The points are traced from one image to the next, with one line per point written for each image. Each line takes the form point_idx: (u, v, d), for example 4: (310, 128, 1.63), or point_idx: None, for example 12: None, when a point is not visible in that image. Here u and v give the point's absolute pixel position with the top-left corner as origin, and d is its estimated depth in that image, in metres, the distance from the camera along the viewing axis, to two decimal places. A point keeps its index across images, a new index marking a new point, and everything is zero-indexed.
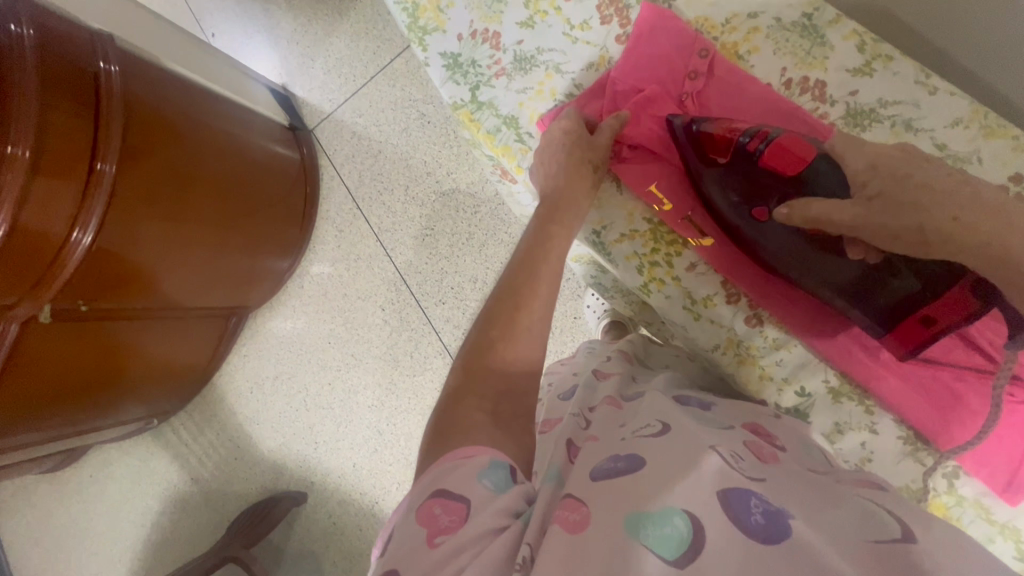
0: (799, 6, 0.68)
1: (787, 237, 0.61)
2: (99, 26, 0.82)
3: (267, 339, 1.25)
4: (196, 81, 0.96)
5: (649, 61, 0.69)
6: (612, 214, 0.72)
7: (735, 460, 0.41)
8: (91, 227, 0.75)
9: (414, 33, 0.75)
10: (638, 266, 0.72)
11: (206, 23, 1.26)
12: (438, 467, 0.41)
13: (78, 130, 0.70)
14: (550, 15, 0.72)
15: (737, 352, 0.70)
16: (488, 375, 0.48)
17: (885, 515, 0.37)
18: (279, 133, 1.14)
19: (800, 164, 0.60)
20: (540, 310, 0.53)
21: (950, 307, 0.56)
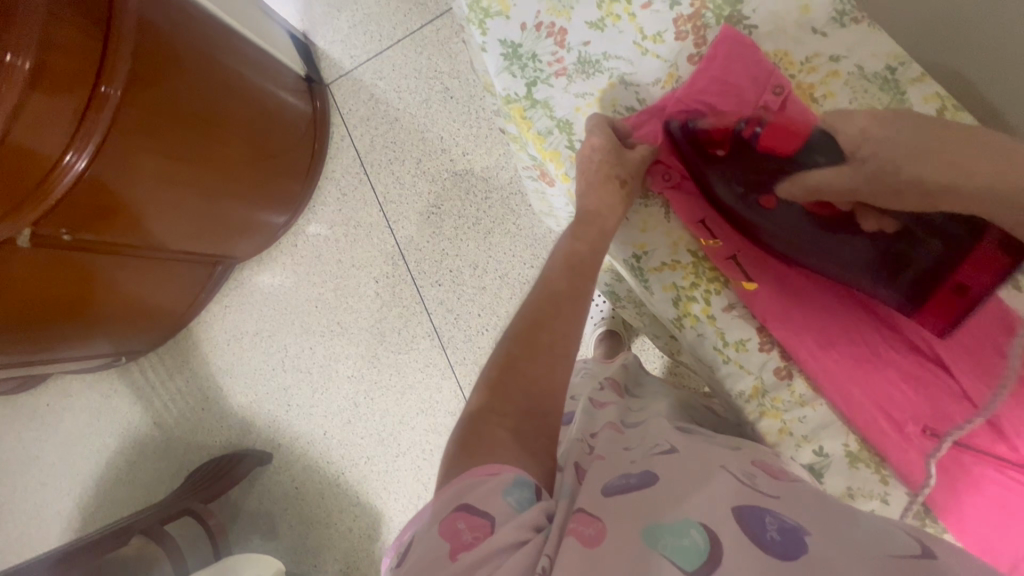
0: (883, 57, 0.65)
1: (805, 221, 0.62)
2: None
3: (251, 293, 1.21)
4: (215, 13, 0.91)
5: (719, 87, 0.66)
6: (654, 240, 0.71)
7: (750, 478, 0.43)
8: (86, 153, 0.70)
9: (475, 13, 0.69)
10: (674, 298, 0.70)
11: None
12: (461, 482, 0.40)
13: (86, 49, 0.66)
14: (623, 20, 0.69)
15: (761, 402, 0.69)
16: (508, 393, 0.48)
17: (899, 533, 0.37)
18: (293, 82, 1.09)
19: (795, 141, 0.62)
20: (562, 344, 0.53)
21: (981, 266, 0.56)
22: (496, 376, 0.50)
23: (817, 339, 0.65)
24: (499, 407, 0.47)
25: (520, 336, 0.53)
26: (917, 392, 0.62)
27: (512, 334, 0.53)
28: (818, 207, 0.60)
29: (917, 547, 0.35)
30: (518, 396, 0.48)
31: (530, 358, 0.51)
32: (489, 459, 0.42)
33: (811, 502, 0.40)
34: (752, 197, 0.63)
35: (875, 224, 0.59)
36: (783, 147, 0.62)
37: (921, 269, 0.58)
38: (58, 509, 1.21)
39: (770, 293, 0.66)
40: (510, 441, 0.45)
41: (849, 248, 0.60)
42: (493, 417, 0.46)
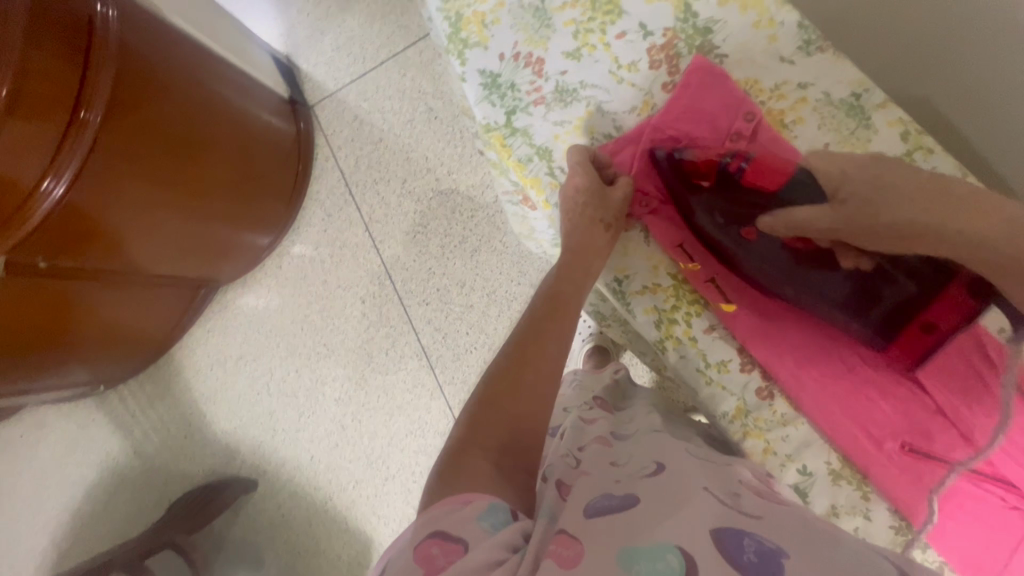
0: (848, 85, 0.67)
1: (781, 254, 0.62)
2: None
3: (234, 316, 1.20)
4: (197, 39, 0.91)
5: (693, 115, 0.68)
6: (636, 263, 0.72)
7: (733, 497, 0.43)
8: (65, 178, 0.69)
9: (453, 44, 0.72)
10: (656, 321, 0.70)
11: None
12: (436, 508, 0.41)
13: (64, 77, 0.65)
14: (598, 50, 0.71)
15: (744, 422, 0.68)
16: (491, 425, 0.50)
17: (876, 555, 0.37)
18: (276, 105, 1.09)
19: (777, 181, 0.63)
20: (544, 385, 0.55)
21: (952, 308, 0.57)
22: (478, 414, 0.51)
23: (798, 358, 0.66)
24: (478, 442, 0.48)
25: (504, 375, 0.54)
26: (892, 406, 0.64)
27: (493, 372, 0.55)
28: (799, 241, 0.61)
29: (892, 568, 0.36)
30: (496, 431, 0.49)
31: (513, 397, 0.52)
32: (465, 489, 0.42)
33: (794, 521, 0.40)
34: (732, 227, 0.64)
35: (851, 262, 0.60)
36: (766, 185, 0.63)
37: (890, 305, 0.59)
38: (31, 546, 1.17)
39: (751, 313, 0.67)
40: (492, 475, 0.45)
41: (825, 283, 0.61)
42: (474, 449, 0.47)
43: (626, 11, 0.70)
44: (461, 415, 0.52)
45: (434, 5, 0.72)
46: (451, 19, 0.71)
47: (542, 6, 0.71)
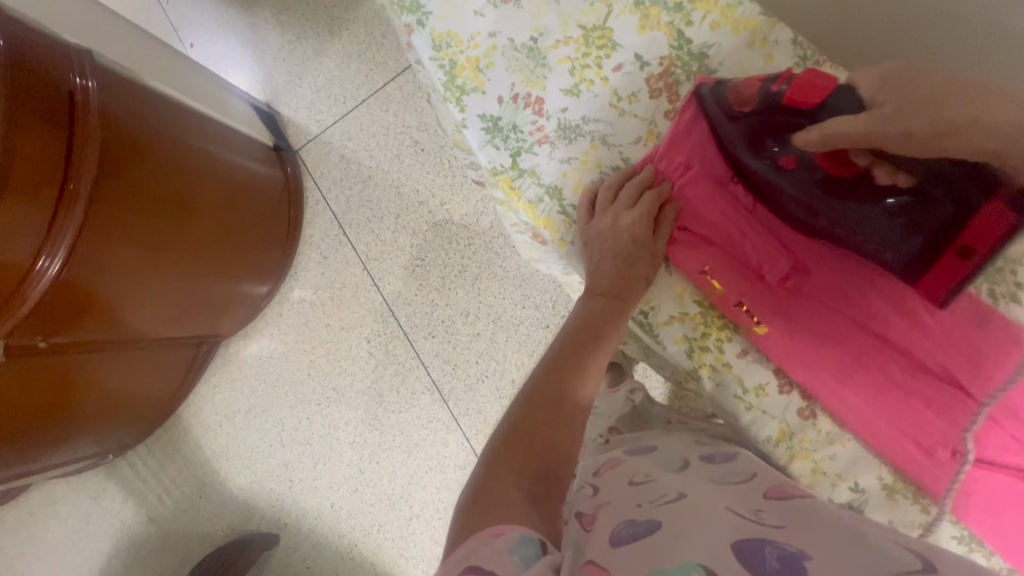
0: None
1: (813, 184, 0.59)
2: (74, 39, 0.77)
3: (240, 368, 1.18)
4: (176, 98, 0.91)
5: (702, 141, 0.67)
6: (660, 295, 0.72)
7: (756, 514, 0.42)
8: (60, 255, 0.68)
9: (450, 92, 0.72)
10: (688, 350, 0.70)
11: (183, 32, 1.19)
12: (467, 546, 0.39)
13: (51, 153, 0.65)
14: (596, 84, 0.71)
15: (790, 444, 0.68)
16: (530, 452, 0.49)
17: (903, 554, 0.37)
18: (261, 153, 1.09)
19: (821, 95, 0.58)
20: (578, 415, 0.55)
21: (985, 229, 0.52)
22: (516, 434, 0.50)
23: (837, 374, 0.64)
24: (513, 465, 0.47)
25: (543, 398, 0.54)
26: (938, 415, 0.61)
27: (528, 394, 0.54)
28: (830, 162, 0.57)
29: (919, 564, 0.35)
30: (532, 453, 0.49)
31: (550, 418, 0.52)
32: (497, 520, 0.41)
33: (819, 528, 0.39)
34: (773, 154, 0.61)
35: (888, 180, 0.56)
36: (807, 101, 0.58)
37: (933, 222, 0.54)
38: None
39: (785, 333, 0.66)
40: (530, 505, 0.44)
41: (868, 210, 0.57)
42: (504, 474, 0.46)
43: (620, 45, 0.70)
44: (497, 434, 0.51)
45: (427, 53, 0.72)
46: (445, 67, 0.72)
47: (536, 46, 0.71)
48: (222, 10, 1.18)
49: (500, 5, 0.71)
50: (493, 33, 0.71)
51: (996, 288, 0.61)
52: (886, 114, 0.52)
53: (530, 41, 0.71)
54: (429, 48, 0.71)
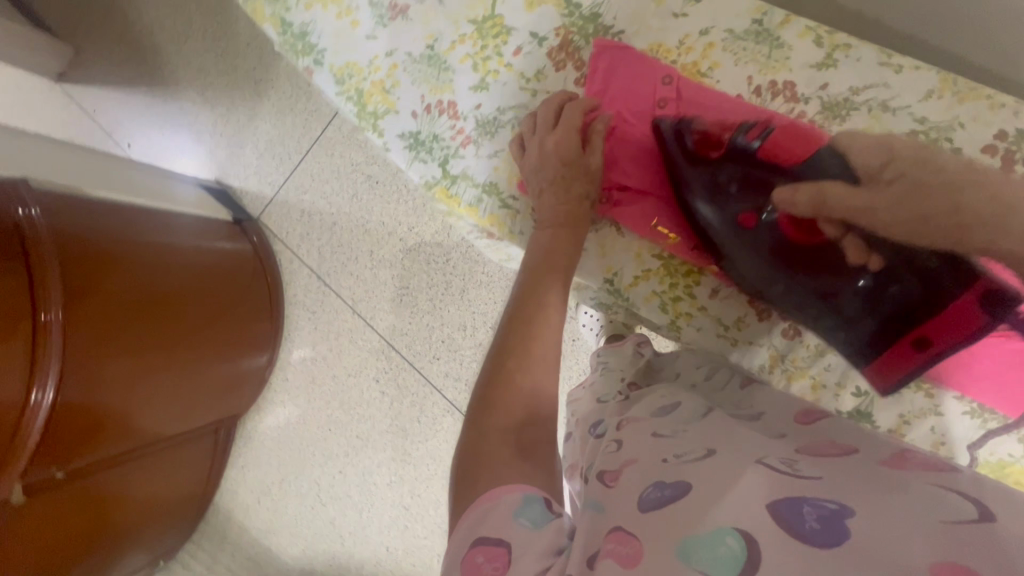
0: (747, 14, 0.66)
1: (774, 240, 0.63)
2: (8, 172, 0.78)
3: (263, 441, 1.18)
4: (129, 202, 0.92)
5: (617, 102, 0.68)
6: (620, 259, 0.73)
7: (789, 465, 0.40)
8: (50, 384, 0.68)
9: (364, 119, 0.74)
10: (661, 305, 0.73)
11: (120, 135, 1.26)
12: (473, 514, 0.42)
13: (14, 289, 0.66)
14: (501, 73, 0.71)
15: (783, 368, 0.71)
16: (488, 433, 0.47)
17: (956, 498, 0.34)
18: (224, 230, 1.09)
19: (798, 155, 0.62)
20: (534, 380, 0.52)
21: (951, 328, 0.56)
22: (490, 389, 0.51)
23: None
24: (495, 419, 0.48)
25: (513, 341, 0.54)
26: None
27: (497, 342, 0.55)
28: (792, 225, 0.61)
29: (975, 509, 0.33)
30: (508, 403, 0.49)
31: (522, 361, 0.53)
32: (496, 486, 0.43)
33: (853, 479, 0.38)
34: (739, 204, 0.64)
35: (860, 257, 0.58)
36: (782, 160, 0.62)
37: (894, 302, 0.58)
38: None
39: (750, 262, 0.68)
40: (519, 459, 0.46)
41: (823, 279, 0.62)
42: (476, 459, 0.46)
43: (514, 27, 0.70)
44: (474, 395, 0.52)
45: (332, 90, 0.73)
46: (353, 98, 0.73)
47: (435, 52, 0.71)
48: (151, 104, 1.24)
49: (389, 23, 0.71)
50: (390, 52, 0.72)
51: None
52: (897, 198, 0.52)
53: (428, 48, 0.71)
54: (332, 84, 0.73)
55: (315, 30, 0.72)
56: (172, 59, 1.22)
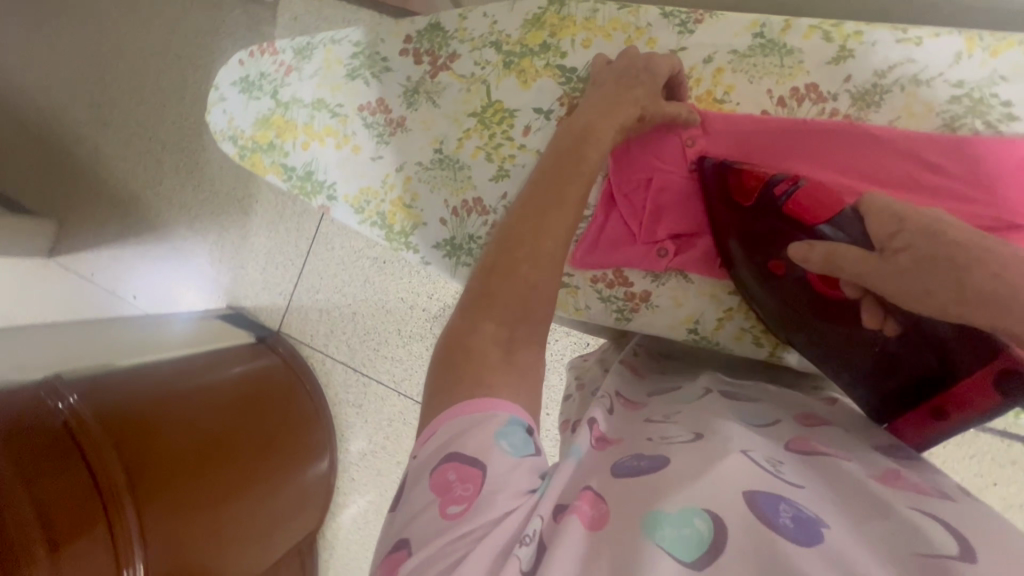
0: (745, 31, 0.63)
1: (801, 293, 0.57)
2: (37, 370, 0.78)
3: (347, 544, 1.16)
4: (153, 360, 0.91)
5: (644, 153, 0.65)
6: (697, 306, 0.68)
7: (773, 465, 0.38)
8: (138, 561, 0.67)
9: (395, 240, 0.74)
10: (754, 340, 0.67)
11: (124, 290, 1.27)
12: (454, 422, 0.40)
13: (78, 481, 0.66)
14: (518, 155, 0.69)
15: None
16: (484, 347, 0.45)
17: (933, 529, 0.32)
18: (250, 353, 1.09)
19: (827, 212, 0.55)
20: (535, 295, 0.50)
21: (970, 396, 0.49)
22: (491, 284, 0.50)
23: None
24: (493, 317, 0.48)
25: (515, 239, 0.53)
26: None
27: (495, 253, 0.53)
28: (823, 281, 0.55)
29: (956, 546, 0.30)
30: (506, 299, 0.49)
31: (529, 261, 0.51)
32: (489, 394, 0.41)
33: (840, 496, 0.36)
34: (761, 259, 0.59)
35: (875, 324, 0.53)
36: (804, 218, 0.56)
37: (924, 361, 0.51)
38: None
39: None
40: (507, 365, 0.45)
41: (845, 338, 0.55)
42: (468, 372, 0.43)
43: (515, 109, 0.69)
44: (471, 284, 0.51)
45: (353, 219, 0.75)
46: (378, 224, 0.74)
47: (444, 154, 0.72)
48: (144, 250, 1.25)
49: (390, 139, 0.73)
50: (400, 166, 0.73)
51: (986, 120, 0.57)
52: (904, 267, 0.48)
53: (437, 153, 0.72)
54: (352, 214, 0.75)
55: (319, 166, 0.75)
56: (154, 203, 1.24)
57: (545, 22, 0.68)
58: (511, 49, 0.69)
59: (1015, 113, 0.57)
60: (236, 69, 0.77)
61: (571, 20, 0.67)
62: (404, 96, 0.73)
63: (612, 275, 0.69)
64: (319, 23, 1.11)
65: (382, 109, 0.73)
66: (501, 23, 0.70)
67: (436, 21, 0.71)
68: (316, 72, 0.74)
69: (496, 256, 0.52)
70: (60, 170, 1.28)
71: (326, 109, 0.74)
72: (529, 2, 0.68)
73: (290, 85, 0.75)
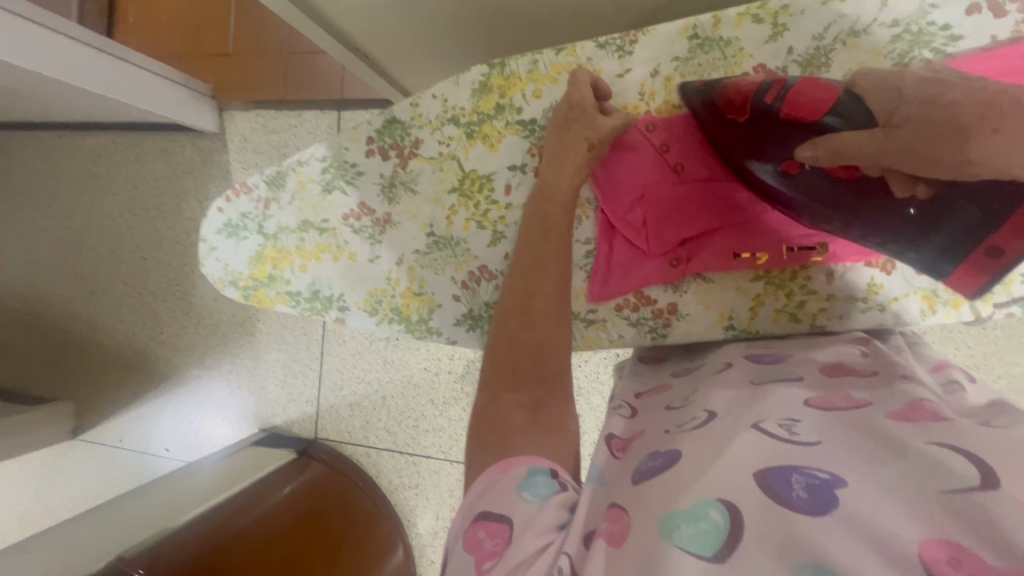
0: (679, 37, 0.65)
1: (824, 186, 0.55)
2: (101, 554, 0.76)
3: None
4: (210, 505, 0.90)
5: (629, 172, 0.67)
6: (725, 303, 0.66)
7: (787, 429, 0.37)
8: None
9: (417, 331, 0.74)
10: (791, 319, 0.65)
11: (156, 445, 1.25)
12: (481, 483, 0.43)
13: None
14: (507, 216, 0.71)
15: (942, 301, 0.61)
16: (501, 415, 0.48)
17: (948, 454, 0.31)
18: (295, 466, 1.07)
19: (823, 105, 0.55)
20: (544, 344, 0.53)
21: (1017, 230, 0.46)
22: (504, 354, 0.53)
23: None
24: (509, 389, 0.50)
25: (509, 310, 0.57)
26: None
27: (500, 322, 0.56)
28: (842, 169, 0.54)
29: (975, 471, 0.29)
30: (520, 357, 0.52)
31: (523, 323, 0.55)
32: (522, 450, 0.44)
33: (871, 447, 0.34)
34: (771, 164, 0.58)
35: (907, 189, 0.51)
36: (803, 115, 0.56)
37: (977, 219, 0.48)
38: None
39: None
40: (536, 423, 0.47)
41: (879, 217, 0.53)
42: (493, 437, 0.46)
43: (491, 173, 0.71)
44: (488, 358, 0.54)
45: (370, 323, 0.75)
46: (396, 319, 0.74)
47: (438, 235, 0.73)
48: (165, 400, 1.25)
49: (382, 238, 0.75)
50: (400, 260, 0.74)
51: (932, 48, 0.58)
52: (907, 137, 0.48)
53: (430, 237, 0.74)
54: (368, 320, 0.75)
55: (322, 284, 0.76)
56: (161, 353, 1.24)
57: (492, 85, 0.70)
58: (469, 119, 0.71)
59: (956, 33, 0.58)
60: (218, 217, 0.78)
61: (517, 77, 0.69)
62: (382, 192, 0.75)
63: (634, 298, 0.69)
64: (269, 137, 1.14)
65: (366, 212, 0.75)
66: (452, 99, 0.71)
67: (391, 116, 0.73)
68: (292, 198, 0.76)
69: (500, 319, 0.56)
70: (66, 351, 1.29)
71: (312, 228, 0.76)
72: (471, 72, 0.70)
73: (272, 217, 0.77)
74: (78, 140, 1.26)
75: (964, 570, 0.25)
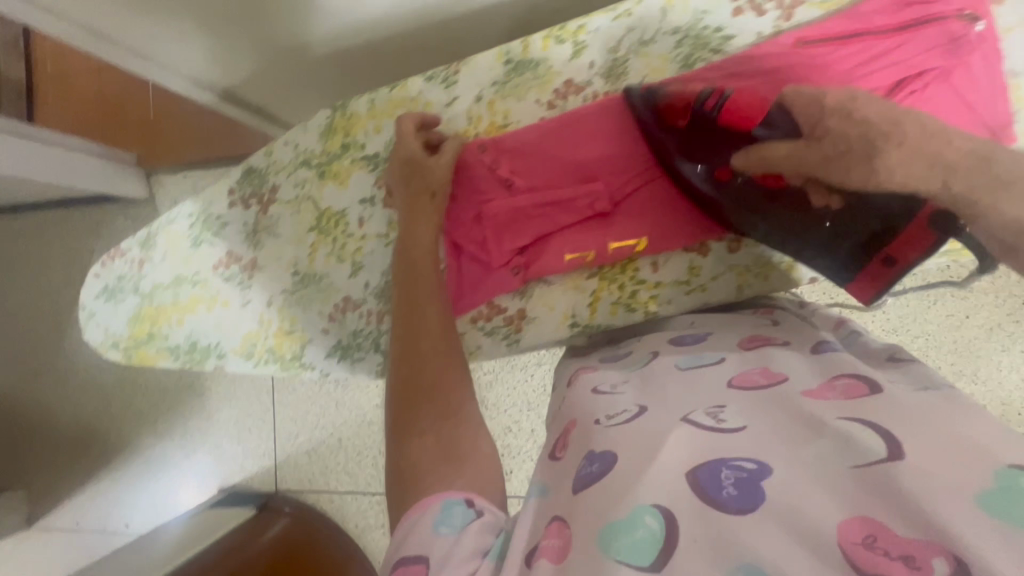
0: (495, 64, 0.69)
1: (749, 192, 0.58)
2: None
3: None
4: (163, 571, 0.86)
5: (467, 195, 0.71)
6: (567, 302, 0.72)
7: (714, 417, 0.38)
8: None
9: (288, 365, 0.79)
10: (626, 309, 0.71)
11: (116, 522, 1.21)
12: (403, 525, 0.43)
13: None
14: (364, 248, 0.74)
15: (751, 273, 0.68)
16: (411, 454, 0.49)
17: (861, 431, 0.32)
18: (259, 523, 1.05)
19: (758, 116, 0.56)
20: (424, 377, 0.56)
21: (910, 242, 0.52)
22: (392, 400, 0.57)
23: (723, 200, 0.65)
24: (416, 426, 0.51)
25: (399, 356, 0.59)
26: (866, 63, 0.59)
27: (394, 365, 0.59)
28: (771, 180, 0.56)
29: (883, 445, 0.31)
30: (400, 399, 0.55)
31: (409, 365, 0.58)
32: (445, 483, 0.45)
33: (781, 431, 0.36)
34: (700, 168, 0.61)
35: (823, 200, 0.54)
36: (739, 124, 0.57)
37: (871, 223, 0.53)
38: None
39: (659, 233, 0.68)
40: (444, 455, 0.48)
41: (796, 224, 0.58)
42: (407, 477, 0.47)
43: (344, 209, 0.74)
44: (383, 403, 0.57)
45: (248, 365, 0.79)
46: (269, 359, 0.79)
47: (302, 273, 0.76)
48: (121, 475, 1.21)
49: (251, 281, 0.77)
50: (270, 301, 0.77)
51: (711, 50, 0.64)
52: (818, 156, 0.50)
53: (296, 274, 0.76)
54: (245, 362, 0.79)
55: (199, 335, 0.79)
56: (113, 427, 1.22)
57: (336, 127, 0.73)
58: (320, 160, 0.73)
59: (730, 33, 0.64)
60: (95, 283, 0.81)
61: (357, 116, 0.72)
62: (246, 239, 0.77)
63: (486, 308, 0.74)
64: None
65: (233, 259, 0.77)
66: (302, 142, 0.74)
67: (248, 166, 0.75)
68: (164, 254, 0.78)
69: (399, 359, 0.59)
70: (17, 440, 1.26)
71: (185, 281, 0.78)
72: (317, 117, 0.73)
73: (146, 276, 0.79)
74: (10, 225, 1.26)
75: (878, 547, 0.27)
